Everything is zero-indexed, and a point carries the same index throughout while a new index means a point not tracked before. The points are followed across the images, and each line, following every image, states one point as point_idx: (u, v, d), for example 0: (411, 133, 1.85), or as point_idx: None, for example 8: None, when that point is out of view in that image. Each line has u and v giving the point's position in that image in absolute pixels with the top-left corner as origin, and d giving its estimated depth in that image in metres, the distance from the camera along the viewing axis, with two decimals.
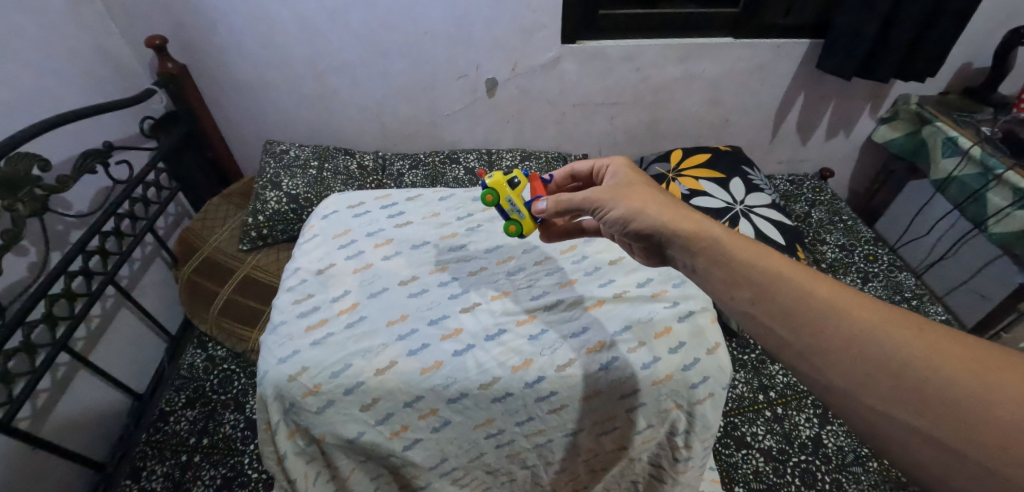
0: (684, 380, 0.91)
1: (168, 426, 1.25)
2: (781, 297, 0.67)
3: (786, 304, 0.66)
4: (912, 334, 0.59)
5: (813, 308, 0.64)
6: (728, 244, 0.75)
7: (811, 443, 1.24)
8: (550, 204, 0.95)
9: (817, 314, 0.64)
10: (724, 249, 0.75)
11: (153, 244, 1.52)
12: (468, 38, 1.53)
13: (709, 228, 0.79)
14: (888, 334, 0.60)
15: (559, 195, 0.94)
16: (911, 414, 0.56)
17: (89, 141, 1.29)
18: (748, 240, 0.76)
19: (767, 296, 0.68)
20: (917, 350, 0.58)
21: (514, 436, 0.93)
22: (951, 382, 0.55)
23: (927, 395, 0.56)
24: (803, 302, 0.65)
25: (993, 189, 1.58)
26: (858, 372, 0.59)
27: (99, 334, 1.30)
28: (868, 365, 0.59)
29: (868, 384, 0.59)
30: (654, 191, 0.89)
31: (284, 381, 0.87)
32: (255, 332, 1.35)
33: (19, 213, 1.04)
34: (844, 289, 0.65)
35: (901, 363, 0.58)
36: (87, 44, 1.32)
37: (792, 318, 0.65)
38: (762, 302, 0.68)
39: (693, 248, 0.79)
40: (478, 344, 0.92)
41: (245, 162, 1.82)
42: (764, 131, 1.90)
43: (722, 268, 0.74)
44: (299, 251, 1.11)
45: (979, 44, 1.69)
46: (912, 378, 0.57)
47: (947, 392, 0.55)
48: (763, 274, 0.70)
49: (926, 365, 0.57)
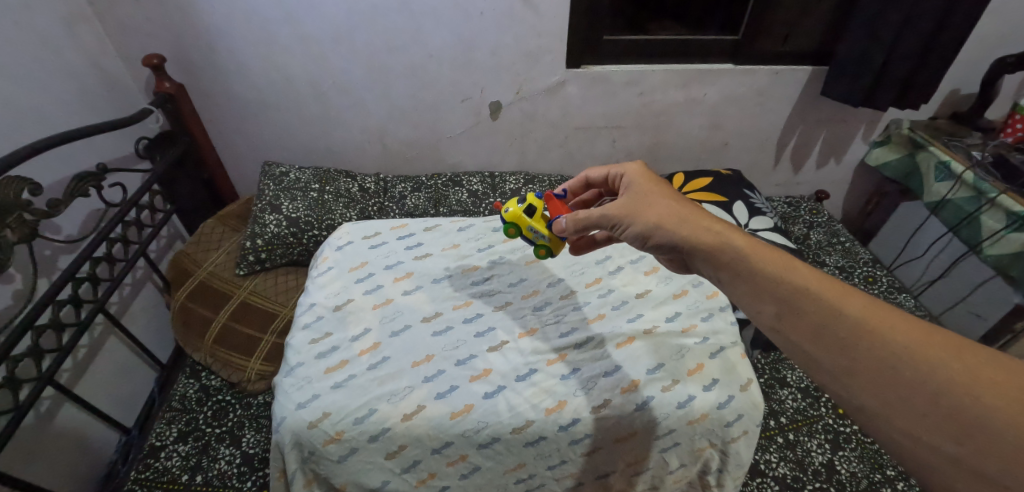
0: (719, 418, 0.91)
1: (158, 463, 1.18)
2: (807, 312, 0.64)
3: (814, 321, 0.63)
4: (951, 358, 0.55)
5: (843, 326, 0.61)
6: (750, 254, 0.72)
7: (825, 470, 1.22)
8: (568, 226, 0.93)
9: (848, 333, 0.60)
10: (747, 258, 0.72)
11: (144, 268, 1.46)
12: (474, 61, 1.53)
13: (728, 236, 0.75)
14: (922, 358, 0.56)
15: (577, 216, 0.92)
16: (948, 442, 0.52)
17: (82, 163, 1.25)
18: (772, 249, 0.72)
19: (793, 311, 0.65)
20: (954, 374, 0.54)
21: (545, 480, 0.90)
22: (994, 411, 0.51)
23: (964, 424, 0.52)
24: (832, 319, 0.62)
25: (986, 212, 1.61)
26: (889, 395, 0.56)
27: (86, 365, 1.24)
28: (900, 387, 0.56)
29: (900, 407, 0.55)
30: (670, 201, 0.85)
31: (303, 428, 0.84)
32: (254, 362, 1.30)
33: (7, 240, 0.98)
34: (875, 308, 0.61)
35: (936, 388, 0.54)
36: (81, 62, 1.28)
37: (819, 335, 0.62)
38: (788, 316, 0.65)
39: (716, 261, 0.75)
40: (509, 385, 0.90)
41: (241, 184, 1.77)
42: (763, 154, 1.92)
43: (739, 283, 0.72)
44: (313, 285, 1.08)
45: (968, 71, 1.74)
46: (948, 404, 0.53)
47: (987, 420, 0.51)
48: (791, 287, 0.66)
49: (965, 390, 0.53)
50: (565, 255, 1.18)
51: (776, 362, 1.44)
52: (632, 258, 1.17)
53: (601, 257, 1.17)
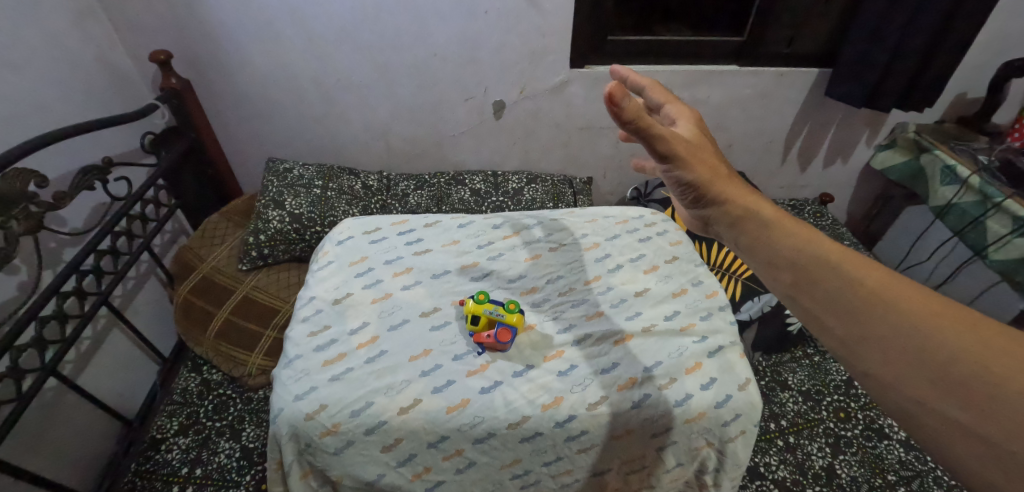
0: (717, 417, 0.90)
1: (159, 455, 1.19)
2: (817, 279, 0.57)
3: (825, 285, 0.56)
4: (962, 327, 0.49)
5: (853, 293, 0.54)
6: (766, 220, 0.64)
7: (825, 474, 1.22)
8: (635, 115, 0.59)
9: (862, 302, 0.53)
10: (759, 222, 0.64)
11: (148, 262, 1.47)
12: (479, 60, 1.53)
13: (758, 205, 0.65)
14: (932, 324, 0.50)
15: (648, 114, 0.61)
16: (953, 405, 0.47)
17: (88, 157, 1.26)
18: (799, 220, 0.63)
19: (811, 278, 0.57)
20: (965, 343, 0.48)
21: (541, 476, 0.90)
22: (1008, 381, 0.46)
23: (977, 393, 0.47)
24: (843, 286, 0.55)
25: (991, 216, 1.60)
26: (898, 361, 0.50)
27: (89, 356, 1.25)
28: (908, 354, 0.50)
29: (908, 372, 0.50)
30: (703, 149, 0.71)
31: (300, 420, 0.84)
32: (254, 356, 1.30)
33: (13, 231, 0.99)
34: (895, 278, 0.54)
35: (945, 356, 0.49)
36: (89, 57, 1.29)
37: (828, 300, 0.55)
38: (799, 283, 0.58)
39: (735, 223, 0.66)
40: (506, 381, 0.91)
41: (245, 180, 1.78)
42: (767, 157, 1.91)
43: (757, 254, 0.63)
44: (313, 278, 1.08)
45: (976, 75, 1.73)
46: (957, 370, 0.48)
47: (998, 388, 0.46)
48: (811, 256, 0.58)
49: (976, 359, 0.47)
50: (565, 252, 1.18)
51: (777, 365, 1.44)
52: (632, 256, 1.17)
53: (601, 255, 1.17)
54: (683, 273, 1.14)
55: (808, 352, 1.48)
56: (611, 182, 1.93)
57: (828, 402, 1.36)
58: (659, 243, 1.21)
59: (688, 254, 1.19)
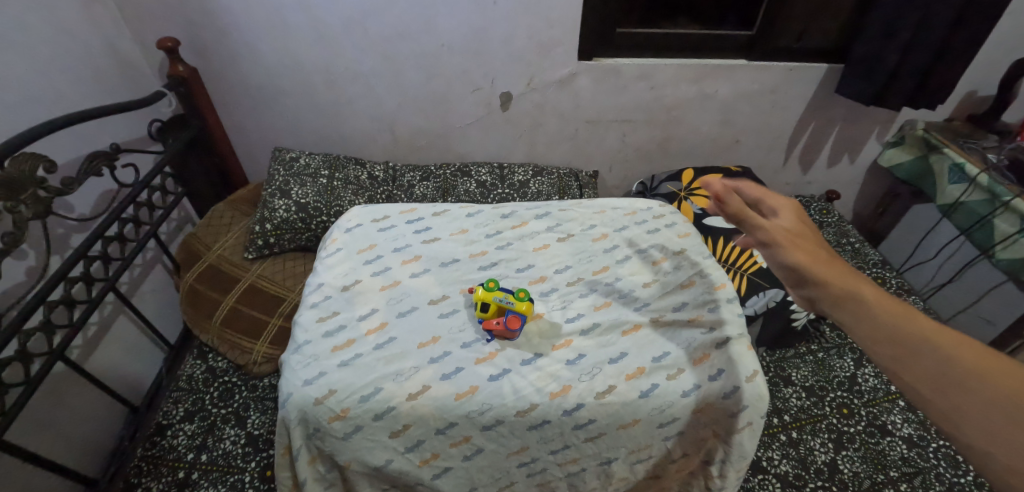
0: (724, 408, 0.91)
1: (165, 440, 1.20)
2: (914, 347, 0.58)
3: (921, 353, 0.57)
4: None
5: (951, 365, 0.56)
6: (863, 291, 0.65)
7: (827, 469, 1.22)
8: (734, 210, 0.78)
9: (958, 371, 0.55)
10: (853, 293, 0.65)
11: (155, 249, 1.48)
12: (487, 51, 1.52)
13: (853, 280, 0.67)
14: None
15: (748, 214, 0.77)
16: None
17: (95, 143, 1.26)
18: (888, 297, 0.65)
19: (910, 349, 0.58)
20: None
21: (547, 465, 0.91)
22: None
23: None
24: (941, 358, 0.57)
25: (999, 215, 1.60)
26: (995, 429, 0.52)
27: (95, 342, 1.26)
28: (1006, 422, 0.52)
29: (1006, 442, 0.51)
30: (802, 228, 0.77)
31: (309, 404, 0.85)
32: (259, 343, 1.30)
33: (21, 216, 0.99)
34: (983, 351, 0.56)
35: None
36: (97, 43, 1.29)
37: (922, 369, 0.57)
38: (894, 348, 0.59)
39: (830, 295, 0.67)
40: (514, 369, 0.91)
41: (251, 169, 1.78)
42: (774, 153, 1.90)
43: (854, 324, 0.63)
44: (321, 265, 1.08)
45: (987, 72, 1.71)
46: None
47: None
48: (912, 328, 0.60)
49: None
50: (573, 243, 1.18)
51: (781, 360, 1.44)
52: (640, 248, 1.17)
53: (610, 246, 1.17)
54: (692, 265, 1.14)
55: (812, 349, 1.48)
56: (617, 176, 1.93)
57: (832, 398, 1.36)
58: (668, 235, 1.21)
59: (696, 246, 1.19)
